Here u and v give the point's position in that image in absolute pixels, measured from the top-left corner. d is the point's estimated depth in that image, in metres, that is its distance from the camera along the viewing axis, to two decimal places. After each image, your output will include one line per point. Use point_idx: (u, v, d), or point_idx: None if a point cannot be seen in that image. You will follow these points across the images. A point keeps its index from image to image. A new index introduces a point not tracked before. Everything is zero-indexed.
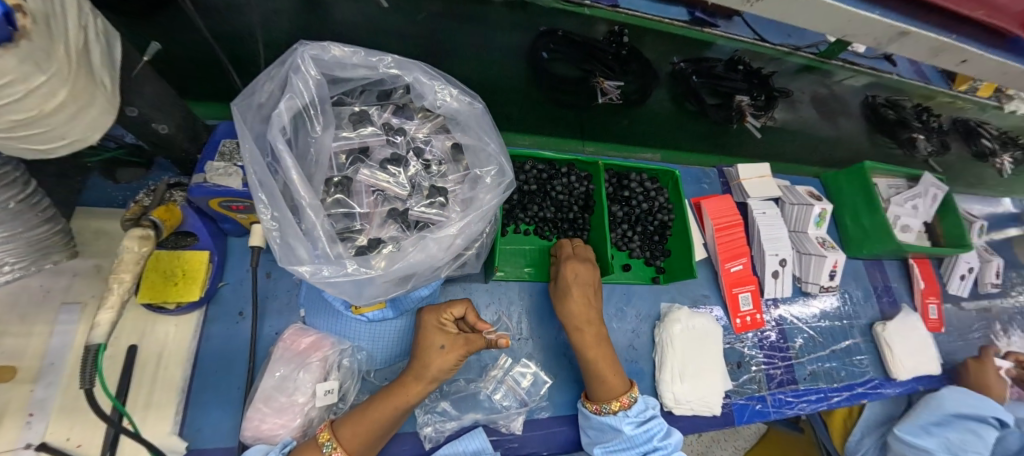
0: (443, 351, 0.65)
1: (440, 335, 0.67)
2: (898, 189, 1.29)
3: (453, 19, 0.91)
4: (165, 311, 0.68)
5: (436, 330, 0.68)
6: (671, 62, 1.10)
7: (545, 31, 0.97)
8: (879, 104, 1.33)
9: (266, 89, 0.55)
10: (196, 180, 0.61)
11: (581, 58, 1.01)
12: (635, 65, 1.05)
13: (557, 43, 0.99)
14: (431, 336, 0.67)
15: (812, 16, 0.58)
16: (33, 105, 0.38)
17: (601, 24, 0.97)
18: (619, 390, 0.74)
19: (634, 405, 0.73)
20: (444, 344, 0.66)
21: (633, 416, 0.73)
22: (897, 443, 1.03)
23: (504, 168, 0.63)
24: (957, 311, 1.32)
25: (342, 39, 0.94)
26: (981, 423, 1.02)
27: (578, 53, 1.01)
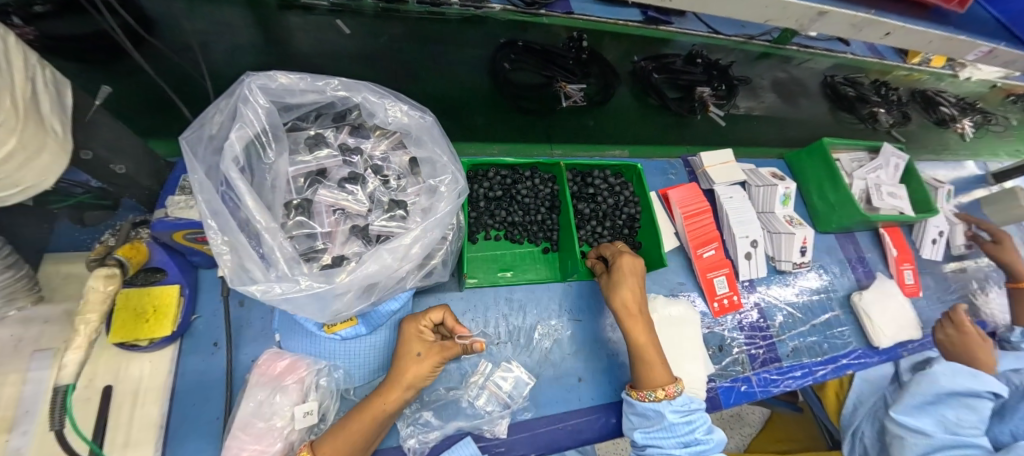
0: (419, 358, 0.67)
1: (417, 343, 0.69)
2: (860, 162, 1.33)
3: (412, 42, 0.94)
4: (138, 349, 0.68)
5: (414, 338, 0.69)
6: (632, 62, 1.13)
7: (505, 43, 0.99)
8: (838, 83, 1.35)
9: (215, 122, 0.57)
10: (158, 215, 0.63)
11: (540, 64, 1.04)
12: (595, 68, 1.09)
13: (518, 53, 1.02)
14: (409, 344, 0.69)
15: (730, 4, 0.61)
16: None
17: (559, 29, 0.97)
18: (662, 379, 0.75)
19: (680, 395, 0.73)
20: (421, 351, 0.68)
21: (678, 406, 0.73)
22: (894, 427, 0.92)
23: (457, 176, 0.65)
24: (933, 275, 1.34)
25: (302, 68, 0.96)
26: (978, 398, 0.89)
27: (537, 60, 1.03)
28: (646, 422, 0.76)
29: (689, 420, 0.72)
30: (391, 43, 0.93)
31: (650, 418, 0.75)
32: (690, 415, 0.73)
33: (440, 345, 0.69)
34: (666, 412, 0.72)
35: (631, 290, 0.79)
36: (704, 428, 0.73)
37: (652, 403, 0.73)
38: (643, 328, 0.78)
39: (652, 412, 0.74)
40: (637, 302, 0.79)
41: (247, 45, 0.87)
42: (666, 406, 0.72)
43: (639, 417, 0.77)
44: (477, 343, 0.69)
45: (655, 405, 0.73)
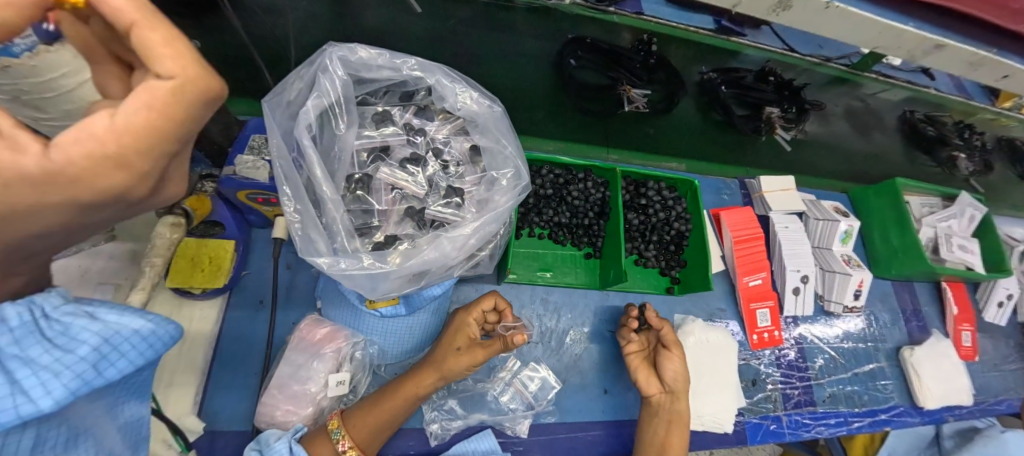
0: (459, 353, 0.67)
1: (462, 337, 0.69)
2: (932, 208, 1.24)
3: (482, 25, 0.90)
4: (190, 296, 0.71)
5: (460, 330, 0.70)
6: (699, 72, 1.08)
7: (573, 38, 0.96)
8: (917, 120, 1.26)
9: (295, 88, 0.57)
10: (226, 172, 0.64)
11: (607, 65, 1.00)
12: (661, 74, 1.03)
13: (585, 51, 0.98)
14: (454, 335, 0.69)
15: (841, 26, 0.57)
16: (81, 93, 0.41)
17: (626, 31, 0.95)
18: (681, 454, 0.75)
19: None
20: (461, 346, 0.68)
21: None
22: None
23: (520, 171, 0.64)
24: (993, 340, 1.24)
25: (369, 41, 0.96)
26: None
27: (603, 60, 0.99)
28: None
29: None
30: (462, 28, 0.91)
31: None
32: None
33: (482, 343, 0.69)
34: None
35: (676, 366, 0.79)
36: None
37: None
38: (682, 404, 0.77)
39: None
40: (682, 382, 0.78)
41: (320, 16, 0.85)
42: None
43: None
44: (518, 336, 0.67)
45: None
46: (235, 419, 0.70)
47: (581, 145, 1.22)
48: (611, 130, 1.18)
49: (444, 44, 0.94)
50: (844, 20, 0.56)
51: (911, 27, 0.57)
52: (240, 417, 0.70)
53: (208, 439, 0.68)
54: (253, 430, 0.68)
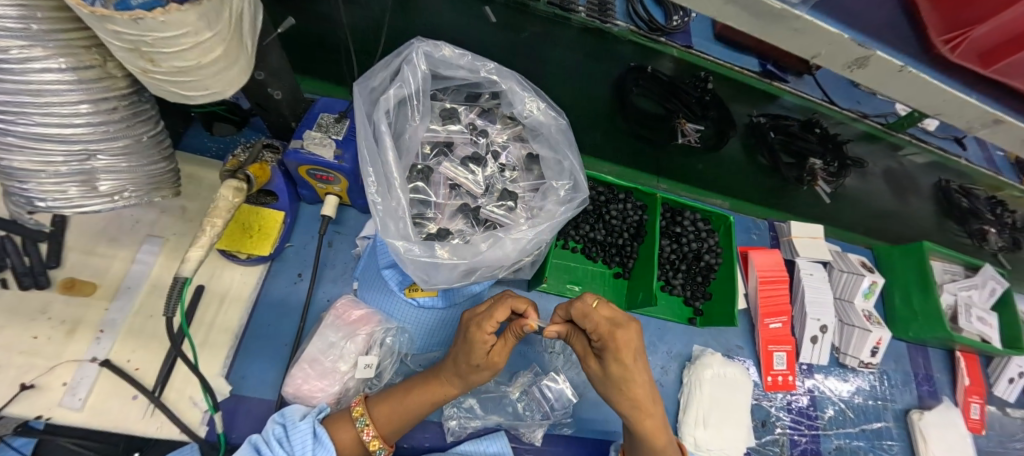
0: (479, 371, 0.63)
1: (478, 353, 0.62)
2: (953, 275, 1.25)
3: (550, 43, 0.93)
4: (236, 260, 0.74)
5: (475, 346, 0.61)
6: (749, 115, 1.13)
7: (634, 67, 1.00)
8: (952, 190, 1.29)
9: (379, 76, 0.59)
10: (294, 145, 0.66)
11: (663, 95, 1.01)
12: (714, 112, 1.04)
13: (644, 80, 1.00)
14: (468, 352, 0.62)
15: (907, 89, 0.59)
16: (194, 56, 0.44)
17: (667, 59, 0.98)
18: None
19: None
20: (479, 362, 0.63)
21: None
22: None
23: (578, 183, 0.65)
24: (1002, 417, 1.23)
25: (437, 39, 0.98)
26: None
27: (661, 91, 1.01)
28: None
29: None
30: (531, 41, 0.93)
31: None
32: None
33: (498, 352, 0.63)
34: None
35: (627, 373, 0.62)
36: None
37: None
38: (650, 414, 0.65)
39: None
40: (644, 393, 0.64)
41: (393, 20, 0.87)
42: None
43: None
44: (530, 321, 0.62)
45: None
46: (260, 387, 0.71)
47: (633, 171, 1.29)
48: (661, 161, 1.25)
49: (509, 52, 0.96)
50: (913, 84, 0.57)
51: (975, 99, 0.59)
52: (265, 385, 0.71)
53: (232, 402, 0.69)
54: (278, 399, 0.70)
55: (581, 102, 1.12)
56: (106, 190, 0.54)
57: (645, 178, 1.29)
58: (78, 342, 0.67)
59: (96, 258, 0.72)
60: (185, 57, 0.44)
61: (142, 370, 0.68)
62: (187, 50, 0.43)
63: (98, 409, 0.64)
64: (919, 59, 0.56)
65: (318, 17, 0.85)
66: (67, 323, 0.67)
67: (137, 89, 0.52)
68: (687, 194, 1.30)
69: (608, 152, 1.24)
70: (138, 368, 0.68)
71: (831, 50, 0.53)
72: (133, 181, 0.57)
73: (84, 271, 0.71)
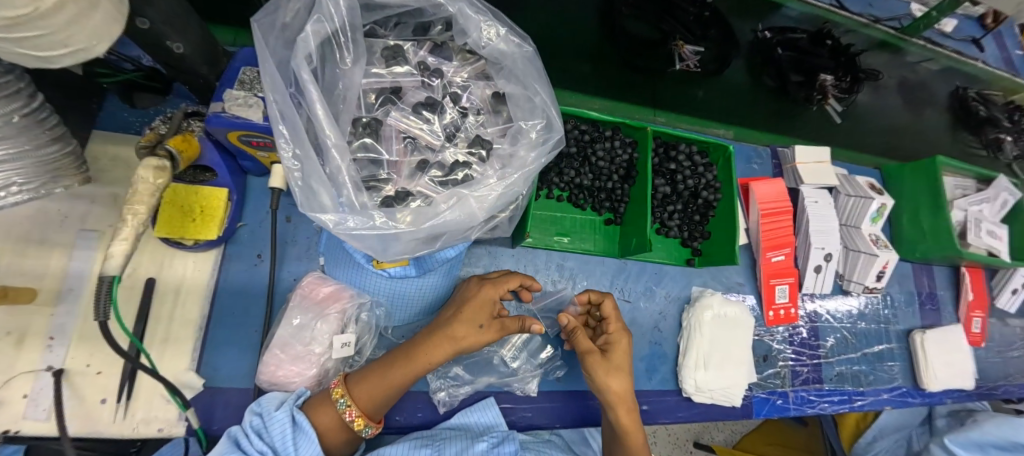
0: (479, 331, 0.64)
1: (483, 313, 0.65)
2: (964, 191, 1.18)
3: None
4: (183, 247, 0.67)
5: (481, 307, 0.66)
6: (754, 32, 1.13)
7: None
8: (969, 98, 1.27)
9: (292, 9, 0.48)
10: (213, 109, 0.56)
11: (660, 18, 1.04)
12: (714, 31, 1.07)
13: (638, 1, 1.03)
14: (474, 309, 0.65)
15: None
16: (27, 1, 0.33)
17: None
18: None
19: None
20: (482, 324, 0.64)
21: None
22: None
23: (552, 122, 0.56)
24: (1002, 327, 1.23)
25: None
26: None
27: (656, 10, 1.04)
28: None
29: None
30: None
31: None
32: None
33: (502, 322, 0.66)
34: None
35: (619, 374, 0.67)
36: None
37: None
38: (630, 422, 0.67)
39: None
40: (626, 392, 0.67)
41: None
42: None
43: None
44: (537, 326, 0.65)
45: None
46: (236, 377, 0.67)
47: (626, 105, 1.06)
48: (658, 89, 1.09)
49: None
50: None
51: None
52: (241, 375, 0.67)
53: (207, 396, 0.65)
54: (256, 389, 0.66)
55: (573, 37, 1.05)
56: None
57: (639, 111, 1.05)
58: (28, 352, 0.61)
59: (30, 261, 0.65)
60: (11, 4, 0.32)
61: (105, 374, 0.63)
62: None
63: (65, 419, 0.60)
64: None
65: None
66: (12, 333, 0.61)
67: None
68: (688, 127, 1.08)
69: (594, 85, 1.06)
70: (101, 373, 0.63)
71: None
72: (20, 172, 0.47)
73: (19, 275, 0.64)
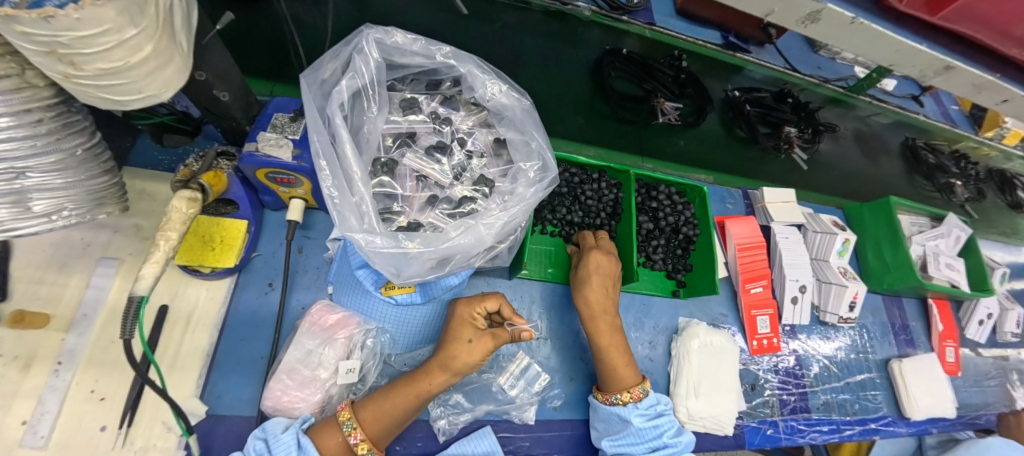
0: (470, 345, 0.66)
1: (469, 328, 0.68)
2: (920, 228, 1.28)
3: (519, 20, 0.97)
4: (199, 275, 0.71)
5: (466, 323, 0.69)
6: (724, 90, 1.20)
7: (610, 50, 1.06)
8: (918, 148, 1.37)
9: (329, 67, 0.57)
10: (248, 148, 0.63)
11: (641, 76, 1.06)
12: (691, 89, 1.10)
13: (621, 62, 1.06)
14: (460, 329, 0.68)
15: (863, 42, 0.59)
16: (119, 56, 0.41)
17: (630, 38, 1.03)
18: (629, 381, 0.75)
19: (645, 398, 0.73)
20: (472, 338, 0.67)
21: (644, 410, 0.73)
22: None
23: (547, 163, 0.64)
24: (975, 357, 1.29)
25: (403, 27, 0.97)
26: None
27: (637, 72, 1.06)
28: (614, 428, 0.76)
29: (653, 425, 0.72)
30: (504, 30, 1.00)
31: (613, 422, 0.75)
32: (658, 419, 0.74)
33: (491, 332, 0.68)
34: (633, 417, 0.72)
35: (598, 289, 0.79)
36: (672, 431, 0.74)
37: (617, 407, 0.73)
38: (608, 331, 0.78)
39: (618, 418, 0.74)
40: (605, 303, 0.79)
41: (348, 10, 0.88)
42: (631, 409, 0.72)
43: (606, 424, 0.77)
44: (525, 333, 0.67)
45: (619, 410, 0.73)
46: (237, 404, 0.68)
47: (618, 153, 1.31)
48: (645, 142, 1.28)
49: (486, 43, 1.03)
50: (868, 35, 0.58)
51: (926, 47, 0.60)
52: (243, 402, 0.68)
53: (209, 422, 0.66)
54: (258, 416, 0.67)
55: (568, 94, 1.19)
56: (41, 210, 0.50)
57: (630, 158, 1.31)
58: (35, 376, 0.63)
59: (47, 287, 0.68)
60: (110, 57, 0.40)
61: (108, 400, 0.64)
62: (113, 49, 0.40)
63: (62, 445, 0.60)
64: (870, 11, 0.57)
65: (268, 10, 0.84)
66: (20, 358, 0.63)
67: (64, 99, 0.48)
68: (671, 172, 1.32)
69: (590, 135, 1.28)
70: (104, 398, 0.64)
71: (783, 6, 0.53)
72: (71, 198, 0.53)
73: (36, 301, 0.67)
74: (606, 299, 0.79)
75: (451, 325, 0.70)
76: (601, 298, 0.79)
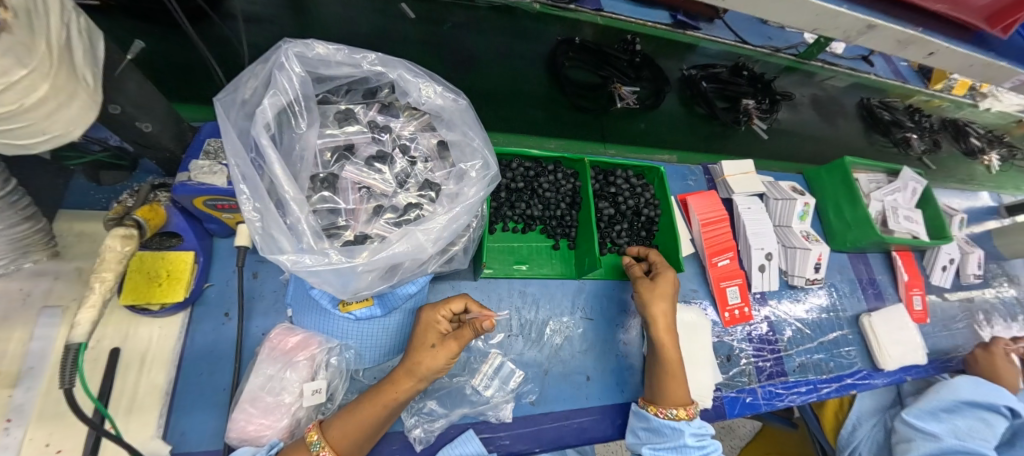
0: (434, 349, 0.66)
1: (433, 333, 0.68)
2: (878, 183, 1.31)
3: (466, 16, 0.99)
4: (149, 313, 0.68)
5: (430, 328, 0.69)
6: (681, 69, 1.22)
7: (563, 40, 1.08)
8: (875, 107, 1.44)
9: (249, 86, 0.56)
10: (180, 178, 0.61)
11: (597, 64, 1.09)
12: (647, 72, 1.12)
13: (575, 52, 1.08)
14: (424, 334, 0.68)
15: (782, 10, 0.60)
16: (13, 99, 0.39)
17: (586, 27, 1.06)
18: (681, 400, 0.78)
19: (697, 418, 0.77)
20: (436, 342, 0.67)
21: (695, 429, 0.76)
22: None
23: (489, 161, 0.64)
24: (942, 303, 1.33)
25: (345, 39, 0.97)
26: (993, 412, 1.03)
27: (593, 59, 1.09)
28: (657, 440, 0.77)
29: (702, 445, 0.76)
30: (455, 31, 1.02)
31: (663, 434, 0.76)
32: (704, 441, 0.77)
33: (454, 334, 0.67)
34: (686, 433, 0.75)
35: (660, 302, 0.82)
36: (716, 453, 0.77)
37: (672, 421, 0.76)
38: (671, 346, 0.80)
39: (667, 430, 0.76)
40: (667, 316, 0.81)
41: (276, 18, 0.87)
42: (685, 427, 0.76)
43: (648, 434, 0.79)
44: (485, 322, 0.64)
45: (673, 424, 0.75)
46: (204, 439, 0.67)
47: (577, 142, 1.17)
48: (606, 128, 1.20)
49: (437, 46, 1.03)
50: (785, 3, 0.59)
51: (844, 9, 0.61)
52: (210, 436, 0.67)
53: None
54: (225, 448, 0.66)
55: (521, 86, 1.13)
56: None
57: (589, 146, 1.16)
58: None
59: None
60: (3, 101, 0.38)
61: (65, 452, 0.62)
62: (6, 93, 0.38)
63: None
64: None
65: (194, 35, 0.82)
66: None
67: None
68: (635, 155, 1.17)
69: (549, 126, 1.15)
70: (61, 451, 0.62)
71: None
72: None
73: None
74: (668, 314, 0.82)
75: (418, 331, 0.70)
76: (665, 314, 0.82)
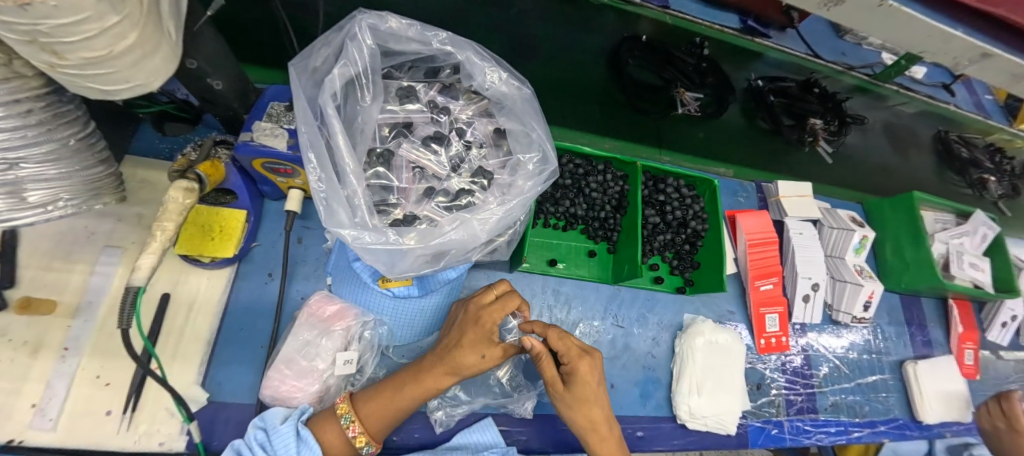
0: (481, 360, 0.65)
1: (486, 342, 0.65)
2: (944, 225, 1.22)
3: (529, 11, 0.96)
4: (199, 264, 0.71)
5: (484, 335, 0.65)
6: (748, 79, 1.14)
7: (628, 37, 1.01)
8: (951, 141, 1.30)
9: (321, 55, 0.56)
10: (243, 138, 0.62)
11: (660, 65, 1.03)
12: (713, 78, 1.05)
13: (641, 49, 1.02)
14: (477, 338, 0.65)
15: (891, 26, 0.55)
16: (103, 45, 0.39)
17: (645, 23, 0.98)
18: None
19: None
20: (484, 354, 0.65)
21: None
22: None
23: (547, 156, 0.62)
24: (996, 360, 1.24)
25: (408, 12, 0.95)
26: None
27: (657, 59, 1.03)
28: None
29: None
30: (519, 17, 0.96)
31: None
32: None
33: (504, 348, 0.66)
34: None
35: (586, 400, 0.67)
36: None
37: None
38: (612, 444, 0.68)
39: None
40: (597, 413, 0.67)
41: None
42: None
43: None
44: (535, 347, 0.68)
45: None
46: (239, 392, 0.69)
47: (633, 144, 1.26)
48: (663, 132, 1.23)
49: (496, 29, 1.00)
50: (897, 19, 0.53)
51: (962, 33, 0.55)
52: (244, 390, 0.69)
53: (210, 410, 0.67)
54: (257, 404, 0.68)
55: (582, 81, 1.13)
56: (36, 200, 0.50)
57: (644, 150, 1.25)
58: (42, 362, 0.64)
59: (53, 274, 0.69)
60: (92, 47, 0.39)
61: (113, 386, 0.65)
62: (98, 38, 0.38)
63: (72, 427, 0.62)
64: None
65: None
66: (29, 343, 0.64)
67: (54, 89, 0.47)
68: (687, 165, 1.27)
69: (607, 124, 1.22)
70: (109, 384, 0.65)
71: None
72: (66, 189, 0.53)
73: (41, 288, 0.67)
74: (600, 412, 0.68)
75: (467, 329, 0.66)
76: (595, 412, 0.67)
